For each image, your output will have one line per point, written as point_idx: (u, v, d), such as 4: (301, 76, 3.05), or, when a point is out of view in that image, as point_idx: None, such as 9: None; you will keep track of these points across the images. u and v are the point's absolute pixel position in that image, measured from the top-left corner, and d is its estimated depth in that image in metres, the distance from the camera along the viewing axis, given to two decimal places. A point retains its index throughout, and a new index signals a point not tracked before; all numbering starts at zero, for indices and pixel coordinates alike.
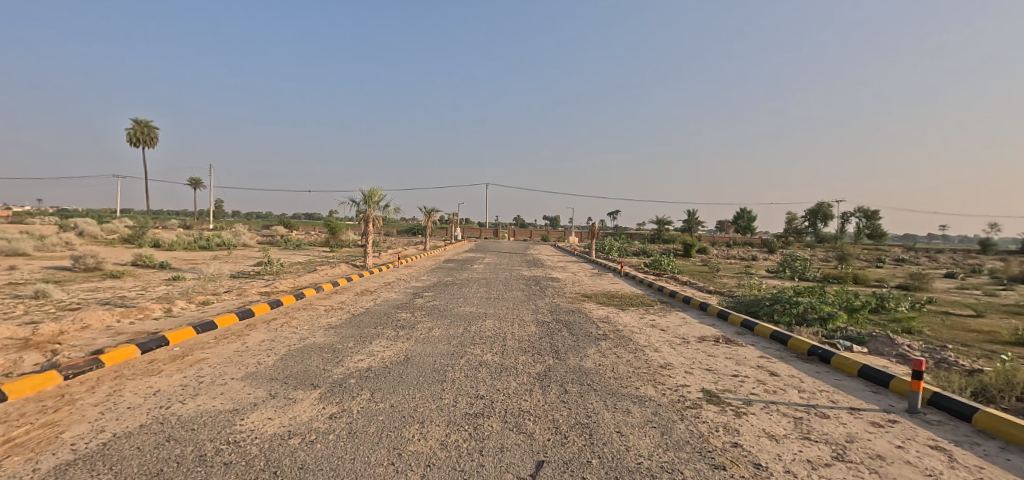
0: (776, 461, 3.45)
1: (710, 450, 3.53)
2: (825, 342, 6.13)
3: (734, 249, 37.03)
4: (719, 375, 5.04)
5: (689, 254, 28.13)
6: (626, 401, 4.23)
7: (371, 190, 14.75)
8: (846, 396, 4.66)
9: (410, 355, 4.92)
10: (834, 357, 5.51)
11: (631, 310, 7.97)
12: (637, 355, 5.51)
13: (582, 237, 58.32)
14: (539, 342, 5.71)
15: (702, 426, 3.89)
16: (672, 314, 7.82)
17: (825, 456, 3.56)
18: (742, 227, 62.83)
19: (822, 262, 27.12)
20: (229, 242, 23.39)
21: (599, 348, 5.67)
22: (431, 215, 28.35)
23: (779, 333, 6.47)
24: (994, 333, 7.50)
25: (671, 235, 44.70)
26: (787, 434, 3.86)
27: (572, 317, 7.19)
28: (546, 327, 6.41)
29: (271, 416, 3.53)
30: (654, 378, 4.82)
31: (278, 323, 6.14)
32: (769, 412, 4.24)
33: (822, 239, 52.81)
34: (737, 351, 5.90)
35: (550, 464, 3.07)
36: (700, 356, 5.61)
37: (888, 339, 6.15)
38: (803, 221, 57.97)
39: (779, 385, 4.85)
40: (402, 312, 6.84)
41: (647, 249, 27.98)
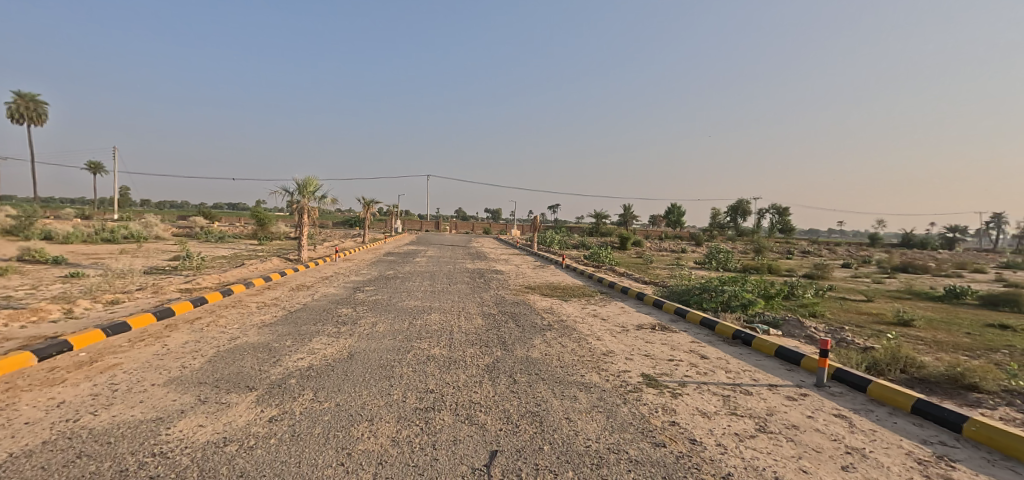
0: (708, 435, 3.76)
1: (651, 429, 3.76)
2: (747, 326, 6.75)
3: (664, 242, 39.36)
4: (656, 360, 5.37)
5: (625, 246, 29.55)
6: (573, 388, 4.39)
7: (306, 179, 13.96)
8: (766, 374, 5.17)
9: (354, 352, 4.75)
10: (755, 340, 6.06)
11: (573, 301, 8.25)
12: (581, 344, 5.72)
13: (522, 229, 59.02)
14: (486, 334, 5.75)
15: (643, 408, 4.13)
16: (611, 304, 8.19)
17: (750, 428, 3.93)
18: (670, 222, 66.94)
19: (743, 254, 29.62)
20: (138, 233, 21.02)
21: (545, 338, 5.82)
22: (370, 206, 27.28)
23: (708, 319, 7.00)
24: (880, 316, 8.65)
25: (607, 228, 46.49)
26: (717, 411, 4.21)
27: (517, 308, 7.30)
28: (493, 320, 6.45)
29: (203, 423, 3.25)
30: (598, 365, 5.04)
31: (202, 322, 5.65)
32: (701, 392, 4.60)
33: (741, 233, 57.53)
34: (671, 337, 6.31)
35: (503, 454, 3.12)
36: (639, 343, 5.95)
37: (798, 322, 6.91)
38: (722, 217, 62.83)
39: (708, 367, 5.27)
40: (343, 308, 6.57)
41: (586, 241, 28.95)
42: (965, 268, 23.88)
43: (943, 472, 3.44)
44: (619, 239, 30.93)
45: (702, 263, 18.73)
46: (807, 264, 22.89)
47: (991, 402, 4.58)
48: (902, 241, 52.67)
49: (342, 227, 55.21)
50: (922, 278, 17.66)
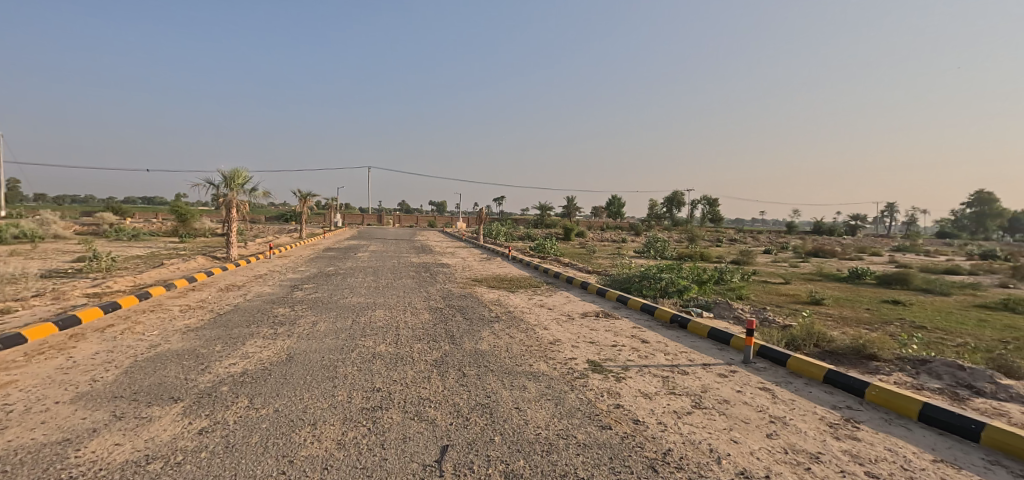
0: (650, 415, 3.95)
1: (598, 413, 3.89)
2: (682, 310, 7.16)
3: (605, 232, 40.77)
4: (600, 346, 5.55)
5: (569, 238, 30.27)
6: (522, 378, 4.44)
7: (233, 170, 12.98)
8: (700, 354, 5.50)
9: (293, 354, 4.50)
10: (690, 323, 6.43)
11: (520, 292, 8.33)
12: (529, 334, 5.80)
13: (467, 221, 58.69)
14: (434, 329, 5.67)
15: (589, 393, 4.26)
16: (557, 294, 8.35)
17: (687, 406, 4.18)
18: (610, 212, 69.36)
19: (678, 243, 31.33)
20: (32, 232, 18.64)
21: (493, 329, 5.84)
22: (306, 199, 25.92)
23: (647, 305, 7.33)
24: (797, 296, 9.50)
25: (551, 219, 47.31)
26: (658, 391, 4.43)
27: (465, 301, 7.25)
28: (441, 314, 6.36)
29: (120, 441, 2.95)
30: (545, 354, 5.13)
31: (115, 330, 5.12)
32: (642, 374, 4.82)
33: (675, 222, 60.72)
34: (614, 323, 6.56)
35: (454, 448, 3.10)
36: (584, 330, 6.12)
37: (727, 304, 7.43)
38: (658, 207, 65.93)
39: (648, 350, 5.52)
40: (279, 308, 6.21)
41: (531, 232, 29.30)
42: (866, 251, 26.81)
43: (850, 433, 3.84)
44: (563, 230, 31.64)
45: (641, 252, 19.57)
46: (734, 251, 24.61)
47: (887, 369, 5.18)
48: (814, 228, 57.98)
49: (275, 221, 52.15)
50: (831, 262, 19.57)
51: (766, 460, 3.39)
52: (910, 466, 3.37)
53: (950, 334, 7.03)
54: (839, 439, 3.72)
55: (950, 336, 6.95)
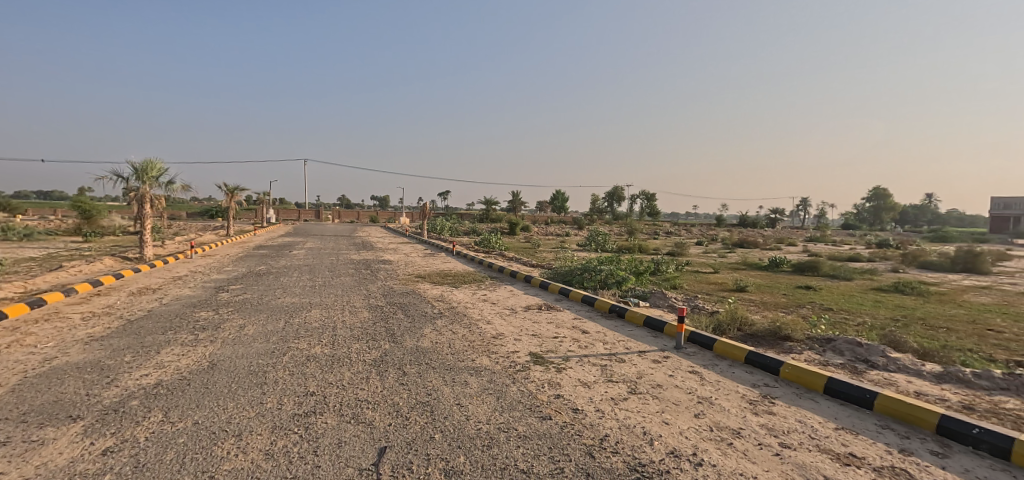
0: (589, 403, 4.08)
1: (538, 405, 3.96)
2: (621, 300, 7.43)
3: (549, 227, 41.52)
4: (542, 339, 5.65)
5: (514, 232, 30.51)
6: (463, 374, 4.42)
7: (144, 161, 11.90)
8: (636, 342, 5.75)
9: (216, 361, 4.22)
10: (627, 312, 6.69)
11: (463, 287, 8.30)
12: (471, 329, 5.79)
13: (411, 216, 57.53)
14: (373, 327, 5.52)
15: (530, 385, 4.33)
16: (501, 288, 8.40)
17: (623, 392, 4.36)
18: (555, 207, 70.75)
19: (618, 237, 32.48)
20: None
21: (436, 326, 5.78)
22: (234, 194, 24.29)
23: (588, 296, 7.53)
24: (724, 284, 10.16)
25: (496, 213, 47.47)
26: (596, 380, 4.59)
27: (406, 298, 7.12)
28: (381, 312, 6.20)
29: (5, 470, 2.63)
30: (488, 349, 5.15)
31: (1, 343, 4.54)
32: (582, 364, 4.96)
33: (616, 216, 62.87)
34: (556, 315, 6.70)
35: (393, 449, 3.04)
36: (526, 323, 6.21)
37: (662, 294, 7.81)
38: (600, 202, 68.00)
39: (588, 341, 5.69)
40: (202, 312, 5.79)
41: (475, 227, 29.24)
42: (784, 242, 29.21)
43: (767, 408, 4.17)
44: (508, 225, 31.86)
45: (582, 245, 20.10)
46: (669, 243, 25.88)
47: (799, 348, 5.68)
48: (740, 221, 62.21)
49: (200, 218, 48.44)
50: (754, 252, 21.10)
51: (694, 438, 3.61)
52: (818, 436, 3.72)
53: (852, 315, 7.83)
54: (757, 415, 4.03)
55: (852, 316, 7.73)
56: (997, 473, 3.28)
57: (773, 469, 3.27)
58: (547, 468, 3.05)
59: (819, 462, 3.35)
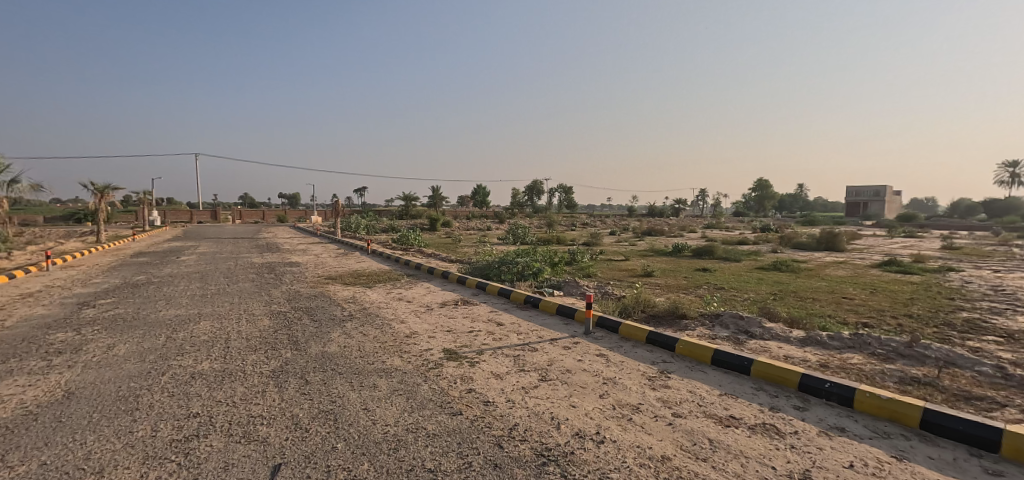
0: (500, 394, 4.14)
1: (449, 401, 3.94)
2: (535, 291, 7.63)
3: (471, 222, 41.57)
4: (456, 334, 5.64)
5: (435, 229, 30.11)
6: (372, 377, 4.28)
7: None
8: (549, 330, 5.95)
9: (73, 390, 3.70)
10: (541, 302, 6.87)
11: (377, 287, 8.04)
12: (383, 330, 5.63)
13: (325, 215, 54.57)
14: (275, 336, 5.17)
15: (442, 382, 4.29)
16: (417, 286, 8.24)
17: (534, 380, 4.48)
18: (478, 201, 70.88)
19: (539, 229, 33.28)
20: None
21: (344, 329, 5.55)
22: (105, 194, 21.37)
23: (504, 289, 7.62)
24: (633, 270, 10.83)
25: (417, 209, 46.51)
26: (509, 370, 4.67)
27: (313, 302, 6.74)
28: (283, 319, 5.82)
29: None
30: (400, 348, 5.04)
31: None
32: (496, 356, 5.02)
33: (537, 210, 64.30)
34: (472, 309, 6.72)
35: (289, 465, 2.88)
36: (442, 320, 6.16)
37: (575, 282, 8.14)
38: (522, 196, 69.14)
39: (503, 333, 5.78)
40: (60, 333, 5.04)
41: (394, 224, 28.39)
42: (687, 230, 31.80)
43: (663, 382, 4.53)
44: (428, 221, 31.40)
45: (503, 239, 20.31)
46: (586, 234, 26.99)
47: (693, 325, 6.21)
48: (650, 212, 66.44)
49: (68, 223, 42.14)
50: (661, 239, 22.69)
51: (598, 418, 3.81)
52: (704, 403, 4.11)
53: (739, 292, 8.72)
54: (654, 389, 4.36)
55: (740, 293, 8.61)
56: (843, 419, 3.88)
57: (666, 438, 3.55)
58: (455, 464, 3.06)
59: (705, 427, 3.70)
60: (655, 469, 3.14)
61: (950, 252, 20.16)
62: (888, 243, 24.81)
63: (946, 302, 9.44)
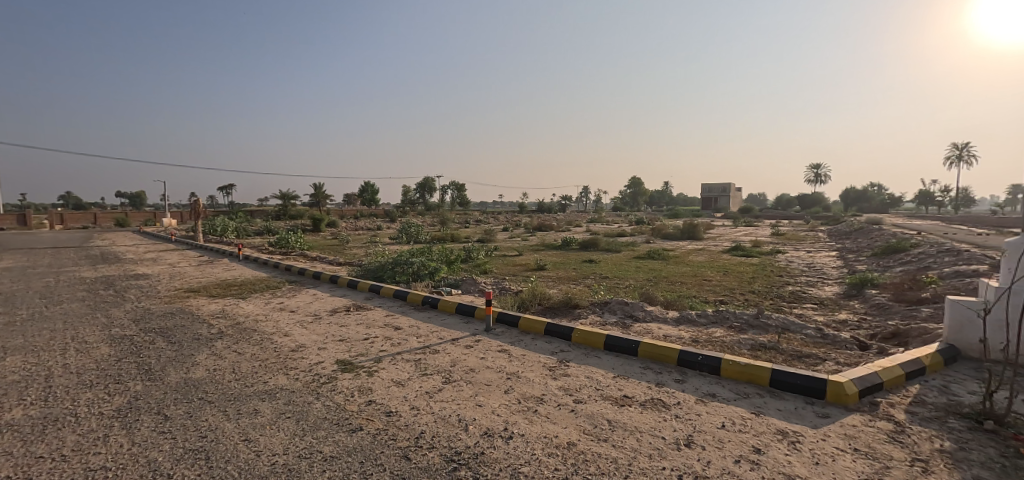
0: (404, 402, 3.92)
1: (347, 417, 3.61)
2: (433, 291, 7.42)
3: (358, 221, 39.32)
4: (350, 343, 5.23)
5: (319, 229, 27.96)
6: (252, 401, 3.76)
7: None
8: (449, 330, 5.82)
9: None
10: (440, 302, 6.70)
11: (253, 297, 7.15)
12: (263, 345, 5.00)
13: (182, 215, 47.44)
14: (120, 366, 4.28)
15: (338, 397, 3.93)
16: (302, 293, 7.50)
17: (438, 383, 4.32)
18: (365, 199, 67.45)
19: (432, 227, 32.78)
20: None
21: (214, 350, 4.80)
22: None
23: (400, 291, 7.27)
24: (527, 265, 11.15)
25: (297, 209, 42.72)
26: (410, 376, 4.45)
27: (170, 321, 5.74)
28: (131, 344, 4.86)
29: None
30: (285, 365, 4.51)
31: None
32: (395, 362, 4.75)
33: (429, 207, 63.16)
34: (366, 315, 6.30)
35: None
36: (332, 329, 5.67)
37: (473, 280, 8.10)
38: (413, 193, 67.42)
39: (401, 337, 5.50)
40: None
41: (270, 226, 25.69)
42: (573, 224, 33.76)
43: (563, 371, 4.69)
44: (310, 222, 29.03)
45: (393, 239, 19.52)
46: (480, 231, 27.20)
47: (585, 313, 6.56)
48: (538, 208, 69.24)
49: None
50: (550, 234, 23.73)
51: (504, 414, 3.80)
52: (601, 386, 4.34)
53: (623, 280, 9.47)
54: (556, 379, 4.49)
55: (623, 281, 9.35)
56: (715, 386, 4.37)
57: (570, 424, 3.66)
58: None
59: (604, 409, 3.90)
60: (562, 456, 3.21)
61: (777, 238, 24.29)
62: (732, 231, 29.23)
63: (779, 279, 11.33)
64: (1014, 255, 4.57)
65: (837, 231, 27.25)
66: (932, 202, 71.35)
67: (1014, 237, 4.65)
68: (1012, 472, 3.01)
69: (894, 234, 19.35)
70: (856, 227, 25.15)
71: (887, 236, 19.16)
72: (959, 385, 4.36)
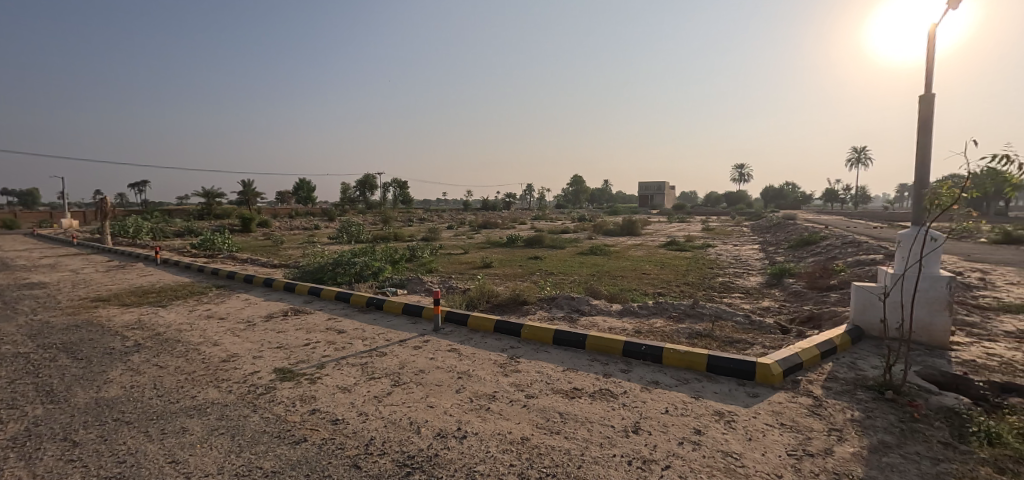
0: (351, 409, 3.73)
1: (289, 429, 3.38)
2: (377, 292, 7.15)
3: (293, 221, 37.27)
4: (289, 349, 4.91)
5: (249, 229, 26.14)
6: (179, 419, 3.41)
7: None
8: (396, 332, 5.63)
9: None
10: (385, 303, 6.46)
11: (175, 304, 6.52)
12: (190, 357, 4.57)
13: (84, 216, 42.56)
14: (14, 389, 3.73)
15: (278, 408, 3.67)
16: (232, 299, 6.95)
17: (387, 387, 4.16)
18: (299, 197, 64.00)
19: (373, 226, 31.79)
20: None
21: (131, 364, 4.32)
22: None
23: (342, 293, 6.94)
24: (473, 262, 11.08)
25: (222, 207, 39.70)
26: (357, 381, 4.25)
27: (75, 334, 5.10)
28: (27, 363, 4.26)
29: None
30: (216, 377, 4.15)
31: None
32: (339, 368, 4.52)
33: (368, 205, 61.13)
34: (305, 319, 5.95)
35: None
36: (268, 336, 5.29)
37: (419, 279, 7.90)
38: (351, 191, 65.00)
39: (345, 341, 5.24)
40: None
41: (193, 227, 23.69)
42: (517, 221, 34.06)
43: (514, 367, 4.68)
44: (239, 222, 27.09)
45: (332, 239, 18.63)
46: (424, 229, 26.71)
47: (534, 309, 6.60)
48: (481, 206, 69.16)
49: None
50: (495, 231, 23.77)
51: (457, 413, 3.72)
52: (552, 380, 4.38)
53: (568, 275, 9.65)
54: (507, 375, 4.47)
55: (569, 276, 9.54)
56: (659, 374, 4.55)
57: (524, 420, 3.65)
58: None
59: (555, 402, 3.93)
60: (517, 452, 3.19)
61: (707, 232, 25.87)
62: (667, 227, 30.80)
63: (710, 271, 12.07)
64: (906, 246, 5.08)
65: (758, 226, 29.54)
66: (836, 199, 79.13)
67: (905, 230, 5.14)
68: (910, 434, 3.38)
69: (807, 228, 21.21)
70: (774, 222, 27.39)
71: (801, 229, 21.03)
72: (865, 360, 4.84)
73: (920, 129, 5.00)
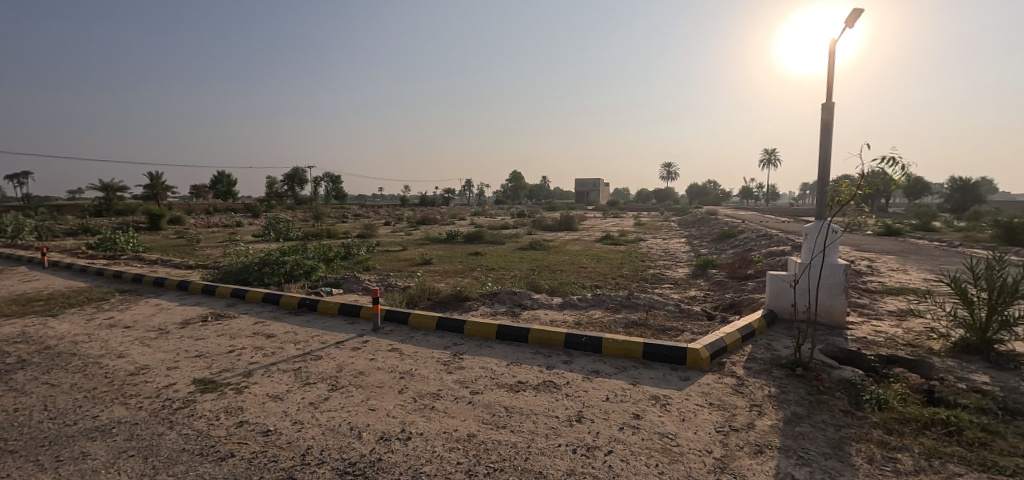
0: (284, 418, 3.47)
1: (214, 444, 3.08)
2: (310, 292, 6.73)
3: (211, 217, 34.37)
4: (210, 358, 4.49)
5: (159, 227, 23.70)
6: (79, 443, 2.99)
7: None
8: (331, 333, 5.33)
9: None
10: (319, 304, 6.10)
11: (69, 313, 5.74)
12: (90, 372, 4.03)
13: None
14: None
15: (199, 422, 3.33)
16: (141, 304, 6.24)
17: (323, 392, 3.92)
18: (218, 192, 59.03)
19: (303, 223, 30.10)
20: None
21: (13, 385, 3.73)
22: None
23: (270, 294, 6.46)
24: (412, 259, 10.79)
25: (126, 203, 35.71)
26: (290, 388, 3.96)
27: None
28: None
29: None
30: (123, 393, 3.69)
31: None
32: (269, 375, 4.20)
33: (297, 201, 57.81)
34: (228, 324, 5.47)
35: None
36: (185, 344, 4.80)
37: (355, 278, 7.55)
38: (278, 186, 61.08)
39: (275, 346, 4.88)
40: None
41: (91, 225, 21.10)
42: (457, 217, 33.76)
43: (457, 364, 4.59)
44: (147, 219, 24.51)
45: (258, 237, 17.39)
46: (359, 226, 25.68)
47: (476, 305, 6.53)
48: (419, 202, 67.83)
49: None
50: (435, 227, 23.39)
51: (400, 415, 3.59)
52: (496, 375, 4.35)
53: (509, 270, 9.69)
54: (451, 373, 4.38)
55: (510, 271, 9.57)
56: (600, 364, 4.66)
57: (469, 416, 3.59)
58: None
59: (501, 397, 3.91)
60: (463, 449, 3.13)
61: (638, 227, 27.19)
62: (602, 222, 31.98)
63: (643, 263, 12.65)
64: (812, 238, 5.58)
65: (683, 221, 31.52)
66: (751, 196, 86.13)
67: (810, 224, 5.64)
68: (817, 405, 3.72)
69: (727, 222, 22.91)
70: (698, 217, 29.34)
71: (722, 224, 22.67)
72: (779, 341, 5.28)
73: (823, 132, 5.50)
